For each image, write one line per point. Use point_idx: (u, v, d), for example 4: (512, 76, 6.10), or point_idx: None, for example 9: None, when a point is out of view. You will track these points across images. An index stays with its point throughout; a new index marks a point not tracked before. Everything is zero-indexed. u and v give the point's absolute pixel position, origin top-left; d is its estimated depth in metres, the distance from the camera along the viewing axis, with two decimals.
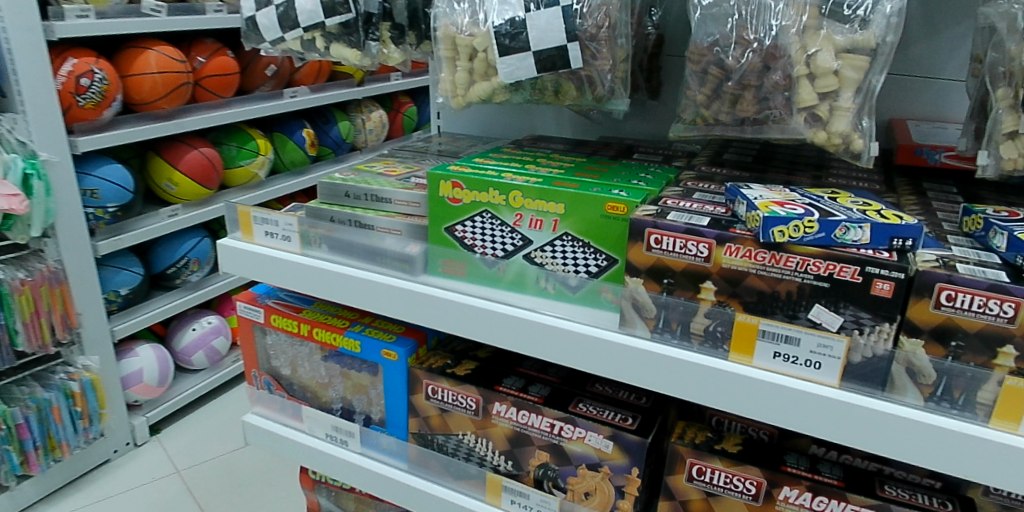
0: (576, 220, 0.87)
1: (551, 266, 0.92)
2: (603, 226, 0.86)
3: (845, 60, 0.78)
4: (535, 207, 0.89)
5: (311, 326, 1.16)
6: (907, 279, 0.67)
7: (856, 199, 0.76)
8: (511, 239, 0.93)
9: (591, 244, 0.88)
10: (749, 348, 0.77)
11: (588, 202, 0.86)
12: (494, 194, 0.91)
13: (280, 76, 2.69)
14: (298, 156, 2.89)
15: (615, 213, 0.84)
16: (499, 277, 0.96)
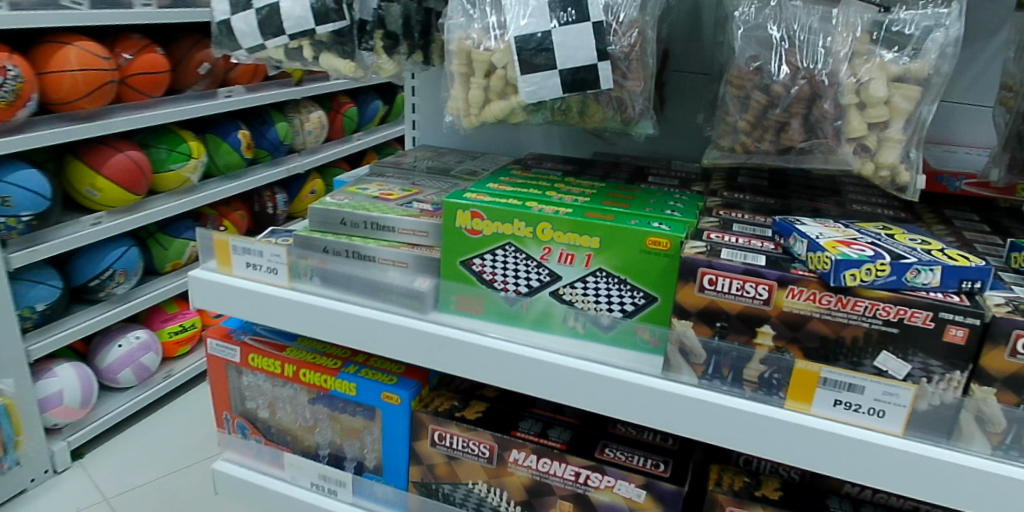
0: (613, 255, 0.81)
1: (582, 304, 0.85)
2: (644, 262, 0.80)
3: (897, 90, 0.74)
4: (567, 241, 0.82)
5: (297, 368, 1.05)
6: (983, 325, 0.63)
7: (914, 237, 0.73)
8: (537, 274, 0.86)
9: (628, 281, 0.82)
10: (807, 396, 0.72)
11: (627, 237, 0.80)
12: (520, 226, 0.84)
13: (215, 76, 2.52)
14: (232, 159, 2.70)
15: (657, 248, 0.79)
16: (520, 315, 0.88)
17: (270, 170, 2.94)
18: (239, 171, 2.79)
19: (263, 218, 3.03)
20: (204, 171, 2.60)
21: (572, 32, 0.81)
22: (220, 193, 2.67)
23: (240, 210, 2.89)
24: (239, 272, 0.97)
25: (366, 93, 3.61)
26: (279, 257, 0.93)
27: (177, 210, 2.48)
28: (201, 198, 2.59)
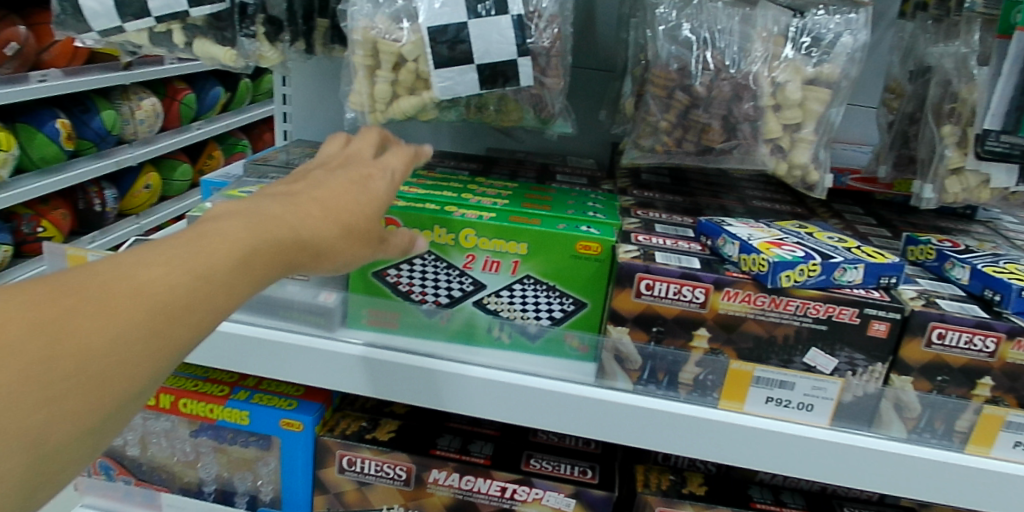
0: (541, 260, 0.77)
1: (507, 312, 0.79)
2: (575, 268, 0.76)
3: (810, 92, 0.77)
4: (492, 247, 0.77)
5: (175, 397, 0.85)
6: (903, 318, 0.69)
7: (830, 235, 0.78)
8: (459, 283, 0.79)
9: (557, 287, 0.78)
10: (740, 395, 0.72)
11: (557, 241, 0.76)
12: (441, 232, 0.77)
13: (26, 56, 2.17)
14: (48, 151, 2.32)
15: (587, 253, 0.76)
16: (439, 328, 0.77)
17: (95, 162, 2.54)
18: (57, 167, 2.39)
19: (87, 217, 2.64)
20: (14, 164, 2.19)
21: (490, 25, 0.74)
22: (33, 190, 2.27)
23: (59, 209, 2.48)
24: None
25: (206, 79, 3.22)
26: None
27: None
28: (13, 195, 2.19)
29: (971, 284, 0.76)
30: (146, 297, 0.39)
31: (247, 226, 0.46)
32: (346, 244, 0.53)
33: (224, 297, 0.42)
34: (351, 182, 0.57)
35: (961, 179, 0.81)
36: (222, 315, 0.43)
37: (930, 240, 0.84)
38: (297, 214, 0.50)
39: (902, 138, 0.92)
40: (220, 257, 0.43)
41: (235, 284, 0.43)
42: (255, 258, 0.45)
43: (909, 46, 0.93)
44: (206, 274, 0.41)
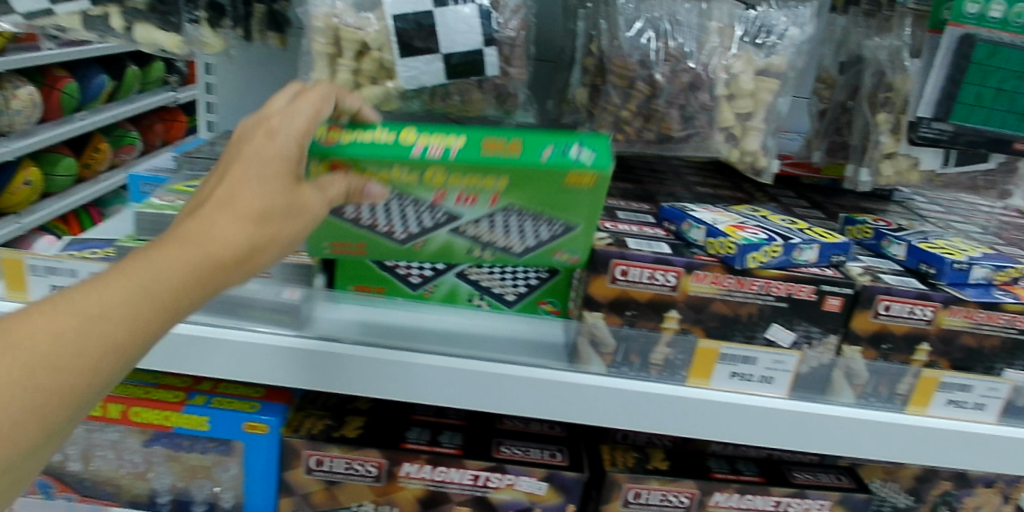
0: (523, 192, 0.64)
1: (485, 237, 0.69)
2: (564, 198, 0.64)
3: (760, 83, 0.81)
4: (463, 184, 0.63)
5: (126, 405, 0.78)
6: (854, 293, 0.76)
7: (781, 216, 0.83)
8: (430, 214, 0.66)
9: (542, 213, 0.66)
10: (706, 372, 0.75)
11: (541, 179, 0.62)
12: (400, 173, 0.62)
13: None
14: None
15: (576, 185, 0.63)
16: (413, 252, 0.71)
17: None
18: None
19: None
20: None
21: (453, 15, 0.72)
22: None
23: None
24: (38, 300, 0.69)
25: (89, 67, 2.91)
26: (98, 276, 0.68)
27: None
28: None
29: (906, 259, 0.84)
30: (53, 365, 0.41)
31: (160, 263, 0.46)
32: (293, 229, 0.53)
33: (131, 340, 0.45)
34: (270, 153, 0.52)
35: (893, 163, 0.89)
36: (136, 340, 0.45)
37: (865, 220, 0.92)
38: (217, 223, 0.48)
39: (835, 126, 0.98)
40: (125, 306, 0.44)
41: (143, 327, 0.45)
42: (175, 290, 0.46)
43: (840, 40, 1.00)
44: (109, 331, 0.43)
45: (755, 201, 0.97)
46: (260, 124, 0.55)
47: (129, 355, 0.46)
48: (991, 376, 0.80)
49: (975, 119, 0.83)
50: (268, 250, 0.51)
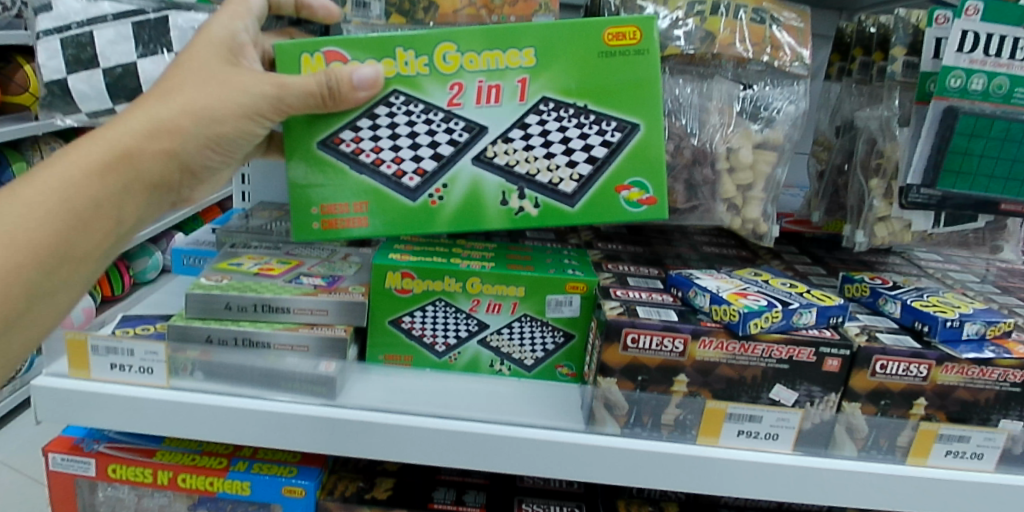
0: (559, 72, 0.75)
1: (526, 168, 0.76)
2: (610, 65, 0.75)
3: (759, 155, 0.87)
4: (485, 67, 0.75)
5: (173, 472, 0.84)
6: (851, 354, 0.81)
7: (782, 280, 0.89)
8: (450, 134, 0.76)
9: (586, 107, 0.76)
10: (715, 430, 0.81)
11: (582, 38, 0.74)
12: (406, 59, 0.74)
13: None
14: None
15: (620, 45, 0.74)
16: (435, 210, 0.77)
17: None
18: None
19: None
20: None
21: None
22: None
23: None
24: (100, 377, 0.77)
25: None
26: (155, 354, 0.77)
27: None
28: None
29: (902, 317, 0.88)
30: (15, 255, 0.61)
31: (89, 179, 0.65)
32: (194, 143, 0.69)
33: (62, 239, 0.63)
34: (209, 57, 0.71)
35: (887, 225, 0.94)
36: (69, 224, 0.64)
37: (863, 278, 0.97)
38: (123, 128, 0.67)
39: (833, 188, 1.05)
40: (54, 202, 0.63)
41: (73, 237, 0.64)
42: (101, 204, 0.66)
43: (836, 106, 1.06)
44: (44, 215, 0.62)
45: (759, 260, 1.03)
46: (150, 92, 0.70)
47: (58, 264, 0.64)
48: (985, 426, 0.84)
49: (961, 185, 0.88)
50: (163, 167, 0.69)
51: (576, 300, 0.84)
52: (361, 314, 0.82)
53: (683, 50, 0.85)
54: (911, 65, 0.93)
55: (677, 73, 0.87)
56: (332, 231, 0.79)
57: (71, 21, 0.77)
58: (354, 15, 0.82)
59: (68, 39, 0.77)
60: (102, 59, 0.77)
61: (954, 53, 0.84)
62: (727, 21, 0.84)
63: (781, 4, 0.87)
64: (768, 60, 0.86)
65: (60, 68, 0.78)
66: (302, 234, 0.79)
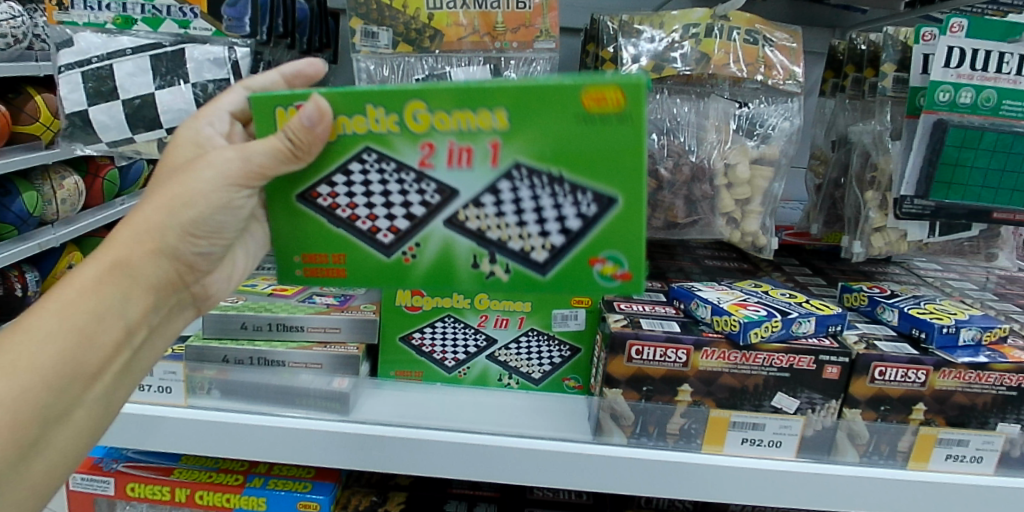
0: (533, 140, 0.56)
1: (497, 235, 0.59)
2: (586, 134, 0.55)
3: (756, 171, 0.90)
4: (455, 129, 0.56)
5: (191, 490, 0.86)
6: (850, 361, 0.83)
7: (782, 292, 0.91)
8: (420, 194, 0.59)
9: (564, 177, 0.57)
10: (719, 439, 0.83)
11: (556, 100, 0.54)
12: (377, 116, 0.57)
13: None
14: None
15: (603, 110, 0.54)
16: (405, 271, 0.62)
17: None
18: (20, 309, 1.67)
19: None
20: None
21: None
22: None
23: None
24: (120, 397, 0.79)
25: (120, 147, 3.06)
26: (174, 373, 0.79)
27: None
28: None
29: (899, 324, 0.91)
30: (20, 390, 0.54)
31: (82, 298, 0.57)
32: (178, 233, 0.59)
33: (67, 362, 0.56)
34: (180, 160, 0.61)
35: (883, 235, 0.97)
36: (52, 355, 0.55)
37: (861, 288, 0.99)
38: (112, 236, 0.59)
39: (830, 201, 1.07)
40: (49, 329, 0.56)
41: (78, 356, 0.57)
42: (102, 316, 0.58)
43: (830, 121, 1.10)
44: (39, 344, 0.55)
45: (760, 271, 1.06)
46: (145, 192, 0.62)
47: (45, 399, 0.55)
48: (983, 429, 0.86)
49: (955, 195, 0.90)
50: (167, 267, 0.61)
51: (581, 314, 0.87)
52: (373, 331, 0.85)
53: (680, 72, 0.88)
54: (902, 80, 0.96)
55: (675, 93, 0.91)
56: (313, 280, 0.64)
57: (92, 55, 0.80)
58: (363, 44, 0.85)
59: (89, 72, 0.80)
60: (122, 91, 0.80)
61: (941, 68, 0.87)
62: (721, 42, 0.88)
63: (773, 25, 0.91)
64: (762, 79, 0.89)
65: (81, 100, 0.81)
66: (284, 280, 0.65)
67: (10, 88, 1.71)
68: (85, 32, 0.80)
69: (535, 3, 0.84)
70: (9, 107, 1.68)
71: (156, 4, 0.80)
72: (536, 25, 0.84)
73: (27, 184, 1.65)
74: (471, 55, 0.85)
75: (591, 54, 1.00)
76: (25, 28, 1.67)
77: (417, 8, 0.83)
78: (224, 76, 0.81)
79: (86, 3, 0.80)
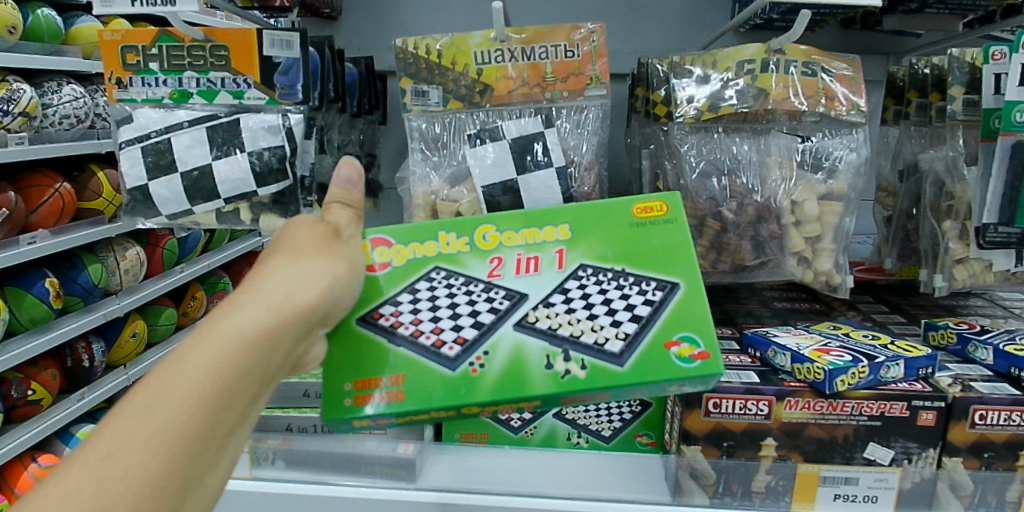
0: (594, 242, 0.67)
1: (569, 331, 0.62)
2: (643, 236, 0.67)
3: (824, 207, 0.86)
4: (523, 242, 0.67)
5: None
6: (947, 406, 0.76)
7: (864, 334, 0.86)
8: (630, 308, 0.63)
9: (625, 272, 0.65)
10: (810, 496, 0.77)
11: (610, 216, 0.68)
12: (450, 239, 0.68)
13: (15, 220, 1.61)
14: (37, 312, 1.69)
15: (650, 217, 0.67)
16: (473, 381, 0.61)
17: None
18: (89, 377, 1.90)
19: None
20: (5, 329, 1.63)
21: (534, 178, 0.82)
22: (79, 408, 1.87)
23: (48, 367, 1.77)
24: None
25: None
26: None
27: (42, 433, 1.73)
28: (55, 422, 1.77)
29: (995, 363, 0.83)
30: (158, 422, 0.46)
31: (226, 340, 0.50)
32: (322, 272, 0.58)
33: (210, 420, 0.48)
34: (296, 246, 0.58)
35: (965, 267, 0.91)
36: (191, 391, 0.48)
37: (947, 324, 0.92)
38: (291, 284, 0.55)
39: (903, 233, 1.02)
40: (205, 382, 0.48)
41: (219, 412, 0.49)
42: (252, 359, 0.51)
43: (896, 151, 1.06)
44: (167, 438, 0.46)
45: (832, 312, 1.01)
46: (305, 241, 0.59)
47: (181, 435, 0.46)
48: None
49: None
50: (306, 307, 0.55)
51: None
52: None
53: (736, 109, 0.85)
54: (972, 103, 0.91)
55: (732, 131, 0.90)
56: (368, 407, 0.61)
57: (150, 130, 0.83)
58: (414, 103, 0.85)
59: (149, 147, 0.83)
60: (180, 163, 0.83)
61: (1017, 87, 0.80)
62: (778, 76, 0.84)
63: (830, 55, 0.86)
64: (824, 111, 0.86)
65: (140, 175, 0.83)
66: (330, 416, 0.62)
67: (75, 166, 1.86)
68: (144, 107, 0.83)
69: (584, 51, 0.82)
70: (74, 184, 1.84)
71: (211, 76, 0.82)
72: (586, 72, 0.83)
73: (92, 257, 1.87)
74: (522, 107, 0.84)
75: (642, 96, 1.02)
76: (86, 108, 1.86)
77: (466, 65, 0.83)
78: (279, 143, 0.82)
79: (143, 80, 0.83)
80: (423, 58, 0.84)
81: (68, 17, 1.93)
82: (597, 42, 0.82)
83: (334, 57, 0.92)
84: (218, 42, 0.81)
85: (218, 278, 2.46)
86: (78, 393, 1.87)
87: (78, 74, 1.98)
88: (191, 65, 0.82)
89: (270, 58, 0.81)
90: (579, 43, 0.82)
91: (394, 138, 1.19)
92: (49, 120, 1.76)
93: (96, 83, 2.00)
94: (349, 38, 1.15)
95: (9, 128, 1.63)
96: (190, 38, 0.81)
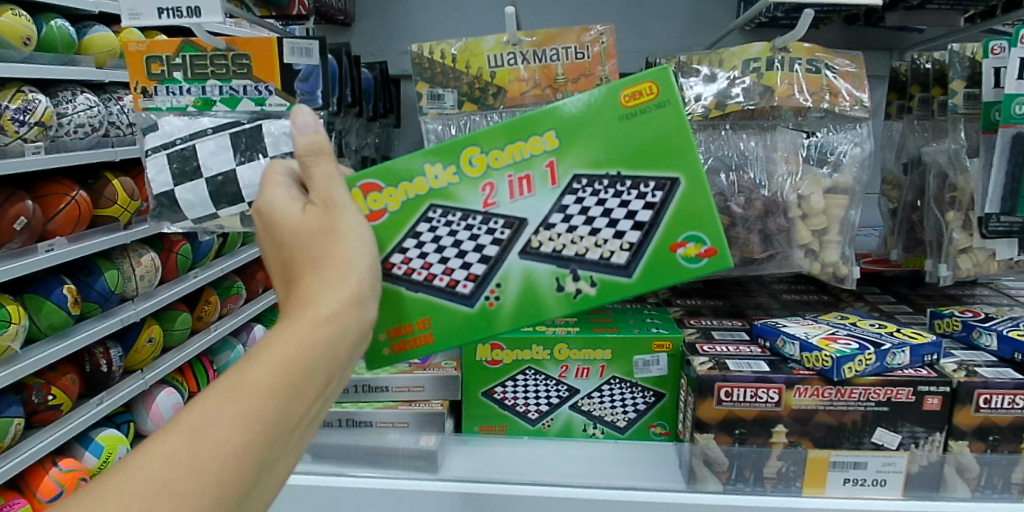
0: (585, 146, 0.58)
1: (573, 251, 0.58)
2: (638, 129, 0.57)
3: (830, 200, 0.88)
4: (511, 160, 0.59)
5: None
6: (952, 390, 0.78)
7: (871, 323, 0.88)
8: (632, 217, 0.58)
9: (622, 174, 0.58)
10: (820, 481, 0.79)
11: (596, 110, 0.57)
12: (437, 172, 0.59)
13: (32, 228, 1.65)
14: (55, 319, 1.72)
15: (639, 104, 0.57)
16: (492, 318, 0.60)
17: None
18: (108, 382, 1.94)
19: None
20: (24, 336, 1.66)
21: None
22: (100, 411, 1.89)
23: (68, 372, 1.81)
24: None
25: None
26: None
27: (63, 438, 1.76)
28: (76, 426, 1.80)
29: (999, 349, 0.85)
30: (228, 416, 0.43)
31: (283, 341, 0.46)
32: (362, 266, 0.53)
33: (279, 413, 0.44)
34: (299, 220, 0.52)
35: (969, 256, 0.93)
36: (259, 384, 0.44)
37: (952, 312, 0.94)
38: (338, 282, 0.50)
39: (907, 225, 1.05)
40: (271, 377, 0.45)
41: (291, 402, 0.45)
42: (312, 360, 0.46)
43: (900, 144, 1.08)
44: (241, 427, 0.43)
45: (840, 303, 1.04)
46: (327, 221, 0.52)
47: (254, 426, 0.43)
48: None
49: None
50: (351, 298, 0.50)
51: (663, 358, 0.86)
52: (456, 388, 0.87)
53: (743, 106, 0.88)
54: (972, 96, 0.93)
55: (739, 128, 0.92)
56: (404, 354, 0.61)
57: (176, 137, 0.85)
58: (430, 106, 0.88)
59: (174, 154, 0.85)
60: (205, 169, 0.84)
61: (1016, 80, 0.81)
62: (783, 74, 0.86)
63: (833, 52, 0.88)
64: (829, 107, 0.88)
65: (167, 181, 0.86)
66: (374, 363, 0.62)
67: (90, 175, 1.90)
68: (169, 116, 0.86)
69: (594, 52, 0.84)
70: (90, 191, 1.87)
71: (233, 85, 0.85)
72: (596, 73, 0.85)
73: (108, 263, 1.91)
74: (534, 107, 0.87)
75: None
76: (101, 116, 1.90)
77: (479, 68, 0.86)
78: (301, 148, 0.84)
79: (168, 89, 0.86)
80: (438, 63, 0.87)
81: (83, 27, 1.97)
82: (607, 43, 0.84)
83: (351, 64, 0.95)
84: (240, 51, 0.84)
85: (231, 282, 2.48)
86: (98, 398, 1.90)
87: (93, 83, 2.02)
88: (214, 74, 0.85)
89: (290, 65, 0.84)
90: (589, 44, 0.84)
91: (408, 140, 1.22)
92: (64, 129, 1.78)
93: (110, 92, 2.03)
94: (363, 44, 1.19)
95: (27, 139, 1.66)
96: (211, 48, 0.84)
